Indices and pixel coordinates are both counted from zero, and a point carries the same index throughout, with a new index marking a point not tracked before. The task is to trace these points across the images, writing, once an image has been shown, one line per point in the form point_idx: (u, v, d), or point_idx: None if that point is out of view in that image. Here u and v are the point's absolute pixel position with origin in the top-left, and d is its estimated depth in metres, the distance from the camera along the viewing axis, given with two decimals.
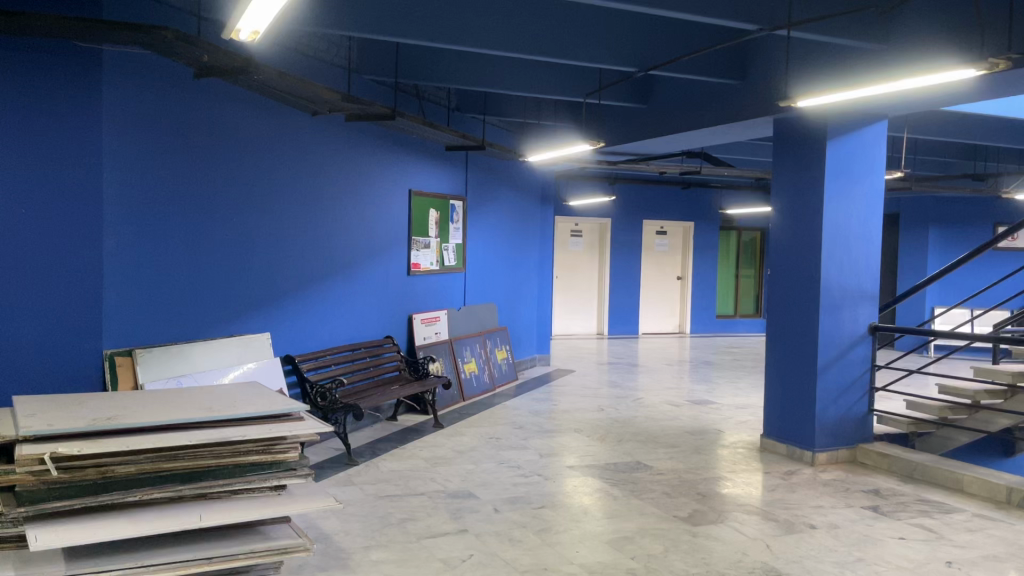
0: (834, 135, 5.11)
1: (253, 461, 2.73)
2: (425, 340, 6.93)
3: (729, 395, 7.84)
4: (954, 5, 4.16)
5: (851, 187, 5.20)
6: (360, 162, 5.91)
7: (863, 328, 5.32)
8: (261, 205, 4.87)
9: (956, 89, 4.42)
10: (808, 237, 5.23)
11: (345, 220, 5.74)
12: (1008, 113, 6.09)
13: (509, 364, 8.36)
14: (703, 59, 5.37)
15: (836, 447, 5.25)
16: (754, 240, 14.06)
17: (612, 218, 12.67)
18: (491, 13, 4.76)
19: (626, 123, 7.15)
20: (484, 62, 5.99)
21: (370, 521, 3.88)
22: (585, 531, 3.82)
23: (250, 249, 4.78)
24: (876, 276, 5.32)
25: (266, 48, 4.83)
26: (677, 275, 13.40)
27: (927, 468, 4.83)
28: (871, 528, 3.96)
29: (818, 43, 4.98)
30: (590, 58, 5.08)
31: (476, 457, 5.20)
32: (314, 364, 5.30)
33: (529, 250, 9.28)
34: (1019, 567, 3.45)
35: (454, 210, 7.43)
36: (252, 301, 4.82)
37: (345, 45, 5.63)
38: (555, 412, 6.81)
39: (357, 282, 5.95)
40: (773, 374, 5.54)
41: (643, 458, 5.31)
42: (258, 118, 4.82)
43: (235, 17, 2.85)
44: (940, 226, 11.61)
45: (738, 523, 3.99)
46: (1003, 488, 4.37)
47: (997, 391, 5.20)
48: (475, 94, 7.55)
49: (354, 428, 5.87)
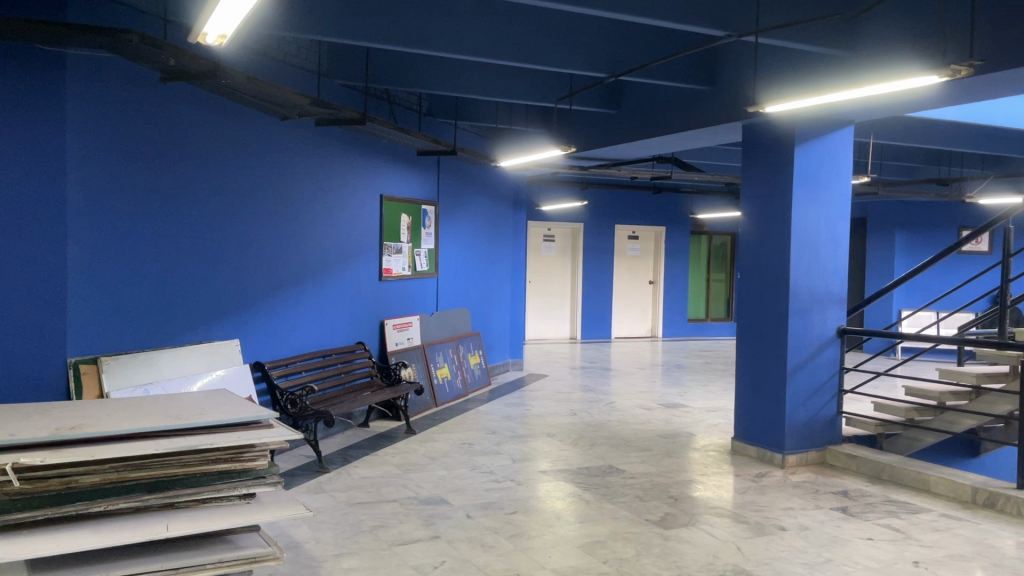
0: (802, 140, 5.17)
1: (222, 470, 2.69)
2: (397, 346, 6.90)
3: (701, 399, 7.89)
4: (917, 13, 4.22)
5: (818, 193, 5.26)
6: (330, 167, 5.88)
7: (831, 332, 5.38)
8: (230, 211, 4.83)
9: (920, 96, 4.48)
10: (777, 242, 5.29)
11: (315, 227, 5.71)
12: (970, 119, 6.20)
13: (482, 370, 8.35)
14: (673, 66, 5.42)
15: (805, 450, 5.30)
16: (725, 245, 14.18)
17: (584, 223, 12.72)
18: (461, 17, 4.74)
19: (598, 128, 7.17)
20: (455, 67, 5.98)
21: (341, 528, 3.85)
22: (557, 536, 3.82)
23: (218, 256, 4.74)
24: (844, 280, 5.39)
25: (234, 53, 4.79)
26: (649, 280, 13.48)
27: (894, 468, 4.89)
28: (840, 529, 4.00)
29: (786, 50, 5.04)
30: (561, 63, 5.09)
31: (448, 463, 5.18)
32: (284, 371, 5.26)
33: (501, 255, 9.28)
34: (984, 566, 3.50)
35: (426, 215, 7.42)
36: (221, 308, 4.77)
37: (316, 49, 5.61)
38: (528, 416, 6.82)
39: (327, 288, 5.91)
40: (743, 378, 5.58)
41: (616, 461, 5.32)
42: (227, 123, 4.78)
43: (201, 21, 2.82)
44: (906, 230, 11.78)
45: (709, 526, 4.02)
46: (968, 488, 4.44)
47: (961, 392, 5.28)
48: (447, 99, 7.56)
49: (325, 435, 5.83)
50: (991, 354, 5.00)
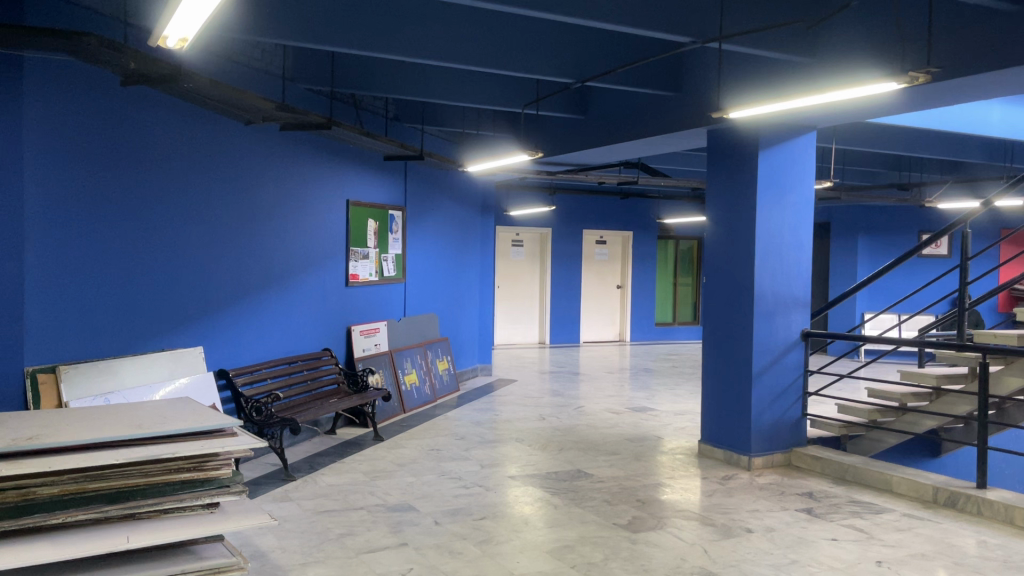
0: (766, 146, 5.23)
1: (185, 479, 2.65)
2: (364, 352, 6.87)
3: (668, 402, 7.95)
4: (877, 21, 4.29)
5: (783, 197, 5.33)
6: (295, 172, 5.83)
7: (795, 334, 5.45)
8: (194, 217, 4.77)
9: (880, 102, 4.56)
10: (741, 246, 5.34)
11: (281, 232, 5.66)
12: (928, 125, 6.31)
13: (451, 375, 8.33)
14: (640, 71, 5.46)
15: (771, 452, 5.35)
16: (691, 249, 14.28)
17: (552, 228, 12.75)
18: (426, 22, 4.73)
19: (565, 134, 7.20)
20: (423, 72, 5.97)
21: (307, 536, 3.81)
22: (526, 541, 3.82)
23: (182, 262, 4.68)
24: (807, 283, 5.46)
25: (197, 56, 4.74)
26: (617, 284, 13.55)
27: (857, 469, 4.96)
28: (805, 530, 4.04)
29: (750, 57, 5.10)
30: (528, 69, 5.10)
31: (416, 470, 5.15)
32: (249, 378, 5.20)
33: (469, 260, 9.28)
34: (946, 565, 3.55)
35: (393, 220, 7.39)
36: (183, 316, 4.71)
37: (280, 53, 5.55)
38: (497, 421, 6.81)
39: (293, 294, 5.86)
40: (710, 382, 5.63)
41: (584, 466, 5.33)
42: (190, 128, 4.71)
43: (161, 25, 2.79)
44: (869, 234, 11.97)
45: (677, 529, 4.04)
46: (929, 488, 4.51)
47: (922, 394, 5.36)
48: (414, 104, 7.54)
49: (292, 442, 5.77)
50: (951, 356, 5.08)
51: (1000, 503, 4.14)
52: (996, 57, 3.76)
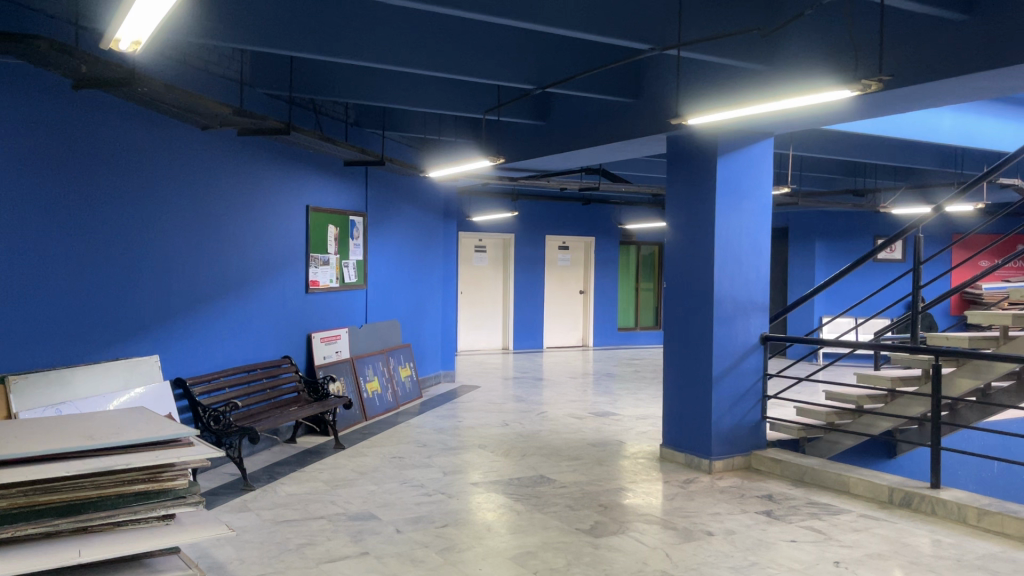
0: (724, 152, 5.29)
1: (139, 491, 2.58)
2: (325, 359, 6.80)
3: (630, 407, 7.98)
4: (832, 30, 4.36)
5: (740, 204, 5.39)
6: (253, 178, 5.76)
7: (754, 338, 5.51)
8: (148, 224, 4.69)
9: (833, 110, 4.64)
10: (701, 251, 5.39)
11: (238, 239, 5.58)
12: (882, 131, 6.49)
13: (413, 382, 8.29)
14: (599, 78, 5.49)
15: (731, 455, 5.39)
16: (652, 254, 14.40)
17: (515, 233, 12.76)
18: (385, 28, 4.71)
19: (527, 140, 7.21)
20: (384, 78, 5.95)
21: (266, 547, 3.76)
22: (488, 548, 3.80)
23: (136, 269, 4.59)
24: (765, 287, 5.53)
25: (151, 59, 4.66)
26: (580, 289, 13.59)
27: (815, 471, 5.02)
28: (765, 532, 4.08)
29: (707, 64, 5.17)
30: (487, 75, 5.11)
31: (378, 478, 5.10)
32: (207, 388, 5.12)
33: (431, 266, 9.24)
34: (901, 564, 3.61)
35: (354, 226, 7.34)
36: (137, 324, 4.61)
37: (238, 58, 5.49)
38: (459, 428, 6.78)
39: (251, 301, 5.78)
40: (671, 386, 5.66)
41: (547, 471, 5.33)
42: (144, 133, 4.64)
43: (112, 26, 2.72)
44: (826, 239, 12.18)
45: (639, 533, 4.05)
46: (885, 488, 4.58)
47: (878, 396, 5.44)
48: (374, 109, 7.51)
49: (251, 451, 5.69)
50: (905, 359, 5.18)
51: (953, 502, 4.22)
52: (946, 66, 3.85)
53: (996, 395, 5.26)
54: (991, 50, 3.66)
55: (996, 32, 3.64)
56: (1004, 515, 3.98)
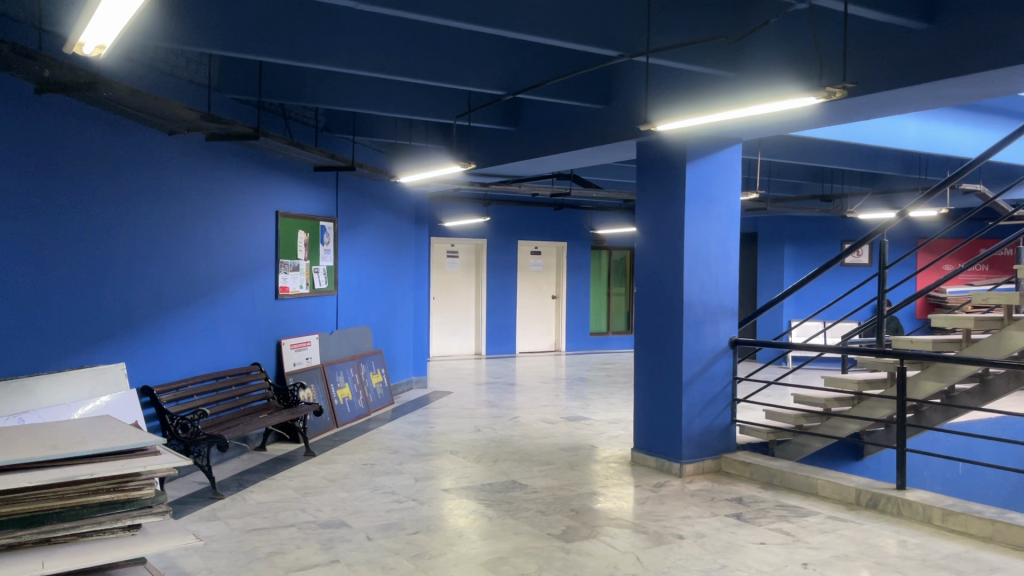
0: (693, 158, 5.34)
1: (104, 501, 2.55)
2: (295, 366, 6.75)
3: (602, 411, 8.01)
4: (796, 39, 4.43)
5: (709, 209, 5.44)
6: (222, 183, 5.71)
7: (724, 343, 5.55)
8: (114, 230, 4.63)
9: (801, 117, 4.71)
10: (670, 256, 5.42)
11: (207, 244, 5.53)
12: (848, 139, 6.59)
13: (385, 388, 8.25)
14: (569, 84, 5.52)
15: (701, 458, 5.43)
16: (624, 259, 14.48)
17: (487, 239, 12.76)
18: (356, 34, 4.70)
19: (497, 146, 7.23)
20: (353, 83, 5.94)
21: (235, 556, 3.72)
22: (460, 554, 3.79)
23: (101, 276, 4.53)
24: (734, 292, 5.58)
25: (117, 63, 4.61)
26: (552, 294, 13.62)
27: (784, 473, 5.07)
28: (734, 535, 4.11)
29: (675, 71, 5.23)
30: (458, 81, 5.12)
31: (348, 485, 5.08)
32: (174, 395, 5.06)
33: (403, 272, 9.22)
34: (868, 565, 3.65)
35: (325, 232, 7.29)
36: (103, 331, 4.56)
37: (206, 62, 5.45)
38: (431, 434, 6.76)
39: (219, 308, 5.72)
40: (641, 390, 5.69)
41: (519, 477, 5.33)
42: (110, 138, 4.58)
43: (76, 31, 2.70)
44: (795, 244, 12.31)
45: (610, 538, 4.07)
46: (852, 490, 4.64)
47: (845, 399, 5.50)
48: (344, 114, 7.49)
49: (220, 459, 5.63)
50: (872, 362, 5.24)
51: (918, 503, 4.28)
52: (906, 75, 3.93)
53: (960, 398, 5.31)
54: (951, 60, 3.74)
55: (956, 40, 3.71)
56: (967, 515, 4.04)
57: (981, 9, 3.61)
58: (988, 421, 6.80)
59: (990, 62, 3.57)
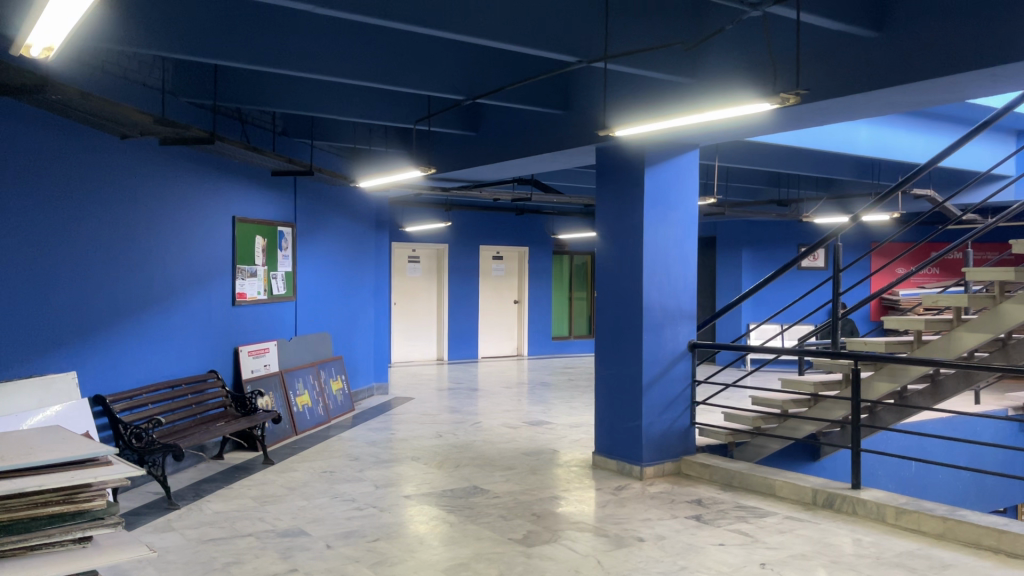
0: (651, 164, 5.39)
1: (54, 513, 2.46)
2: (252, 373, 6.66)
3: (564, 415, 8.03)
4: (751, 47, 4.49)
5: (668, 214, 5.49)
6: (176, 188, 5.62)
7: (682, 345, 5.60)
8: (64, 237, 4.52)
9: (756, 122, 4.78)
10: (629, 260, 5.46)
11: (161, 251, 5.44)
12: (803, 144, 6.69)
13: (345, 395, 8.19)
14: (528, 89, 5.53)
15: (662, 461, 5.47)
16: (585, 264, 14.56)
17: (449, 244, 12.73)
18: (313, 37, 4.67)
19: (457, 150, 7.22)
20: (311, 87, 5.89)
21: (190, 567, 3.66)
22: (421, 561, 3.77)
23: (51, 284, 4.43)
24: (693, 295, 5.63)
25: (65, 66, 4.50)
26: (514, 299, 13.64)
27: (743, 475, 5.12)
28: (694, 537, 4.14)
29: (632, 77, 5.28)
30: (417, 85, 5.10)
31: (308, 493, 5.02)
32: (128, 404, 4.97)
33: (363, 278, 9.16)
34: (824, 564, 3.71)
35: (283, 237, 7.22)
36: (53, 340, 4.45)
37: (160, 66, 5.37)
38: (392, 440, 6.72)
39: (174, 315, 5.63)
40: (601, 395, 5.72)
41: (481, 482, 5.32)
42: (58, 141, 4.48)
43: (23, 31, 2.63)
44: (753, 248, 12.47)
45: (571, 541, 4.08)
46: (809, 490, 4.71)
47: (801, 400, 5.57)
48: (303, 118, 7.43)
49: (175, 469, 5.54)
50: (827, 363, 5.32)
51: (872, 502, 4.36)
52: (855, 82, 4.02)
53: (912, 398, 5.43)
54: (900, 65, 3.82)
55: (902, 48, 3.80)
56: (920, 514, 4.13)
57: (927, 16, 3.71)
58: (940, 421, 6.95)
59: (935, 70, 3.67)
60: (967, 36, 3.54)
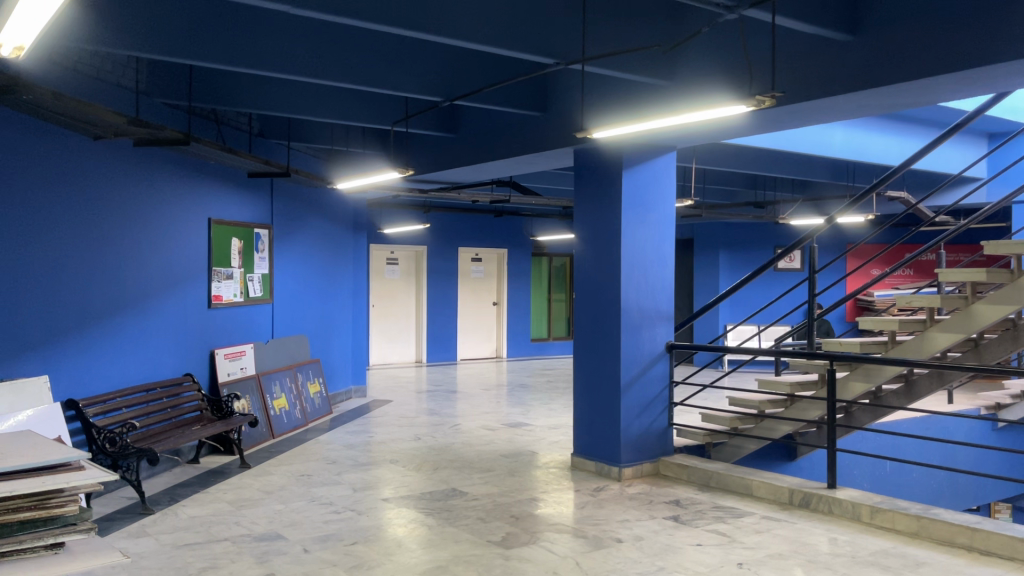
0: (629, 166, 5.41)
1: (25, 519, 2.38)
2: (228, 376, 6.60)
3: (543, 417, 8.03)
4: (728, 50, 4.52)
5: (645, 215, 5.51)
6: (151, 190, 5.56)
7: (660, 346, 5.62)
8: (35, 238, 4.46)
9: (733, 125, 4.81)
10: (607, 262, 5.48)
11: (135, 253, 5.38)
12: (778, 146, 6.74)
13: (322, 398, 8.14)
14: (506, 91, 5.53)
15: (640, 462, 5.48)
16: (564, 265, 14.60)
17: (427, 246, 12.70)
18: (289, 39, 4.64)
19: (435, 152, 7.21)
20: (287, 88, 5.86)
21: (165, 573, 3.62)
22: (399, 564, 3.75)
23: (21, 287, 4.36)
24: (670, 296, 5.65)
25: (35, 66, 4.44)
26: (493, 301, 13.64)
27: (720, 476, 5.15)
28: (672, 537, 4.15)
29: (609, 80, 5.30)
30: (394, 86, 5.09)
31: (284, 497, 4.98)
32: (101, 408, 4.90)
33: (341, 280, 9.12)
34: (801, 563, 3.73)
35: (259, 239, 7.17)
36: (24, 344, 4.38)
37: (133, 66, 5.31)
38: (370, 443, 6.70)
39: (148, 318, 5.57)
40: (580, 396, 5.72)
41: (459, 484, 5.30)
42: (27, 141, 4.40)
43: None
44: (730, 250, 12.56)
45: (550, 543, 4.07)
46: (786, 490, 4.74)
47: (777, 400, 5.61)
48: (279, 119, 7.38)
49: (150, 473, 5.47)
50: (803, 364, 5.35)
51: (848, 501, 4.40)
52: (830, 85, 4.06)
53: (886, 398, 5.49)
54: (875, 68, 3.85)
55: (876, 52, 3.84)
56: (894, 512, 4.17)
57: (900, 20, 3.74)
58: (913, 421, 7.03)
59: (908, 75, 3.71)
60: (939, 41, 3.58)
